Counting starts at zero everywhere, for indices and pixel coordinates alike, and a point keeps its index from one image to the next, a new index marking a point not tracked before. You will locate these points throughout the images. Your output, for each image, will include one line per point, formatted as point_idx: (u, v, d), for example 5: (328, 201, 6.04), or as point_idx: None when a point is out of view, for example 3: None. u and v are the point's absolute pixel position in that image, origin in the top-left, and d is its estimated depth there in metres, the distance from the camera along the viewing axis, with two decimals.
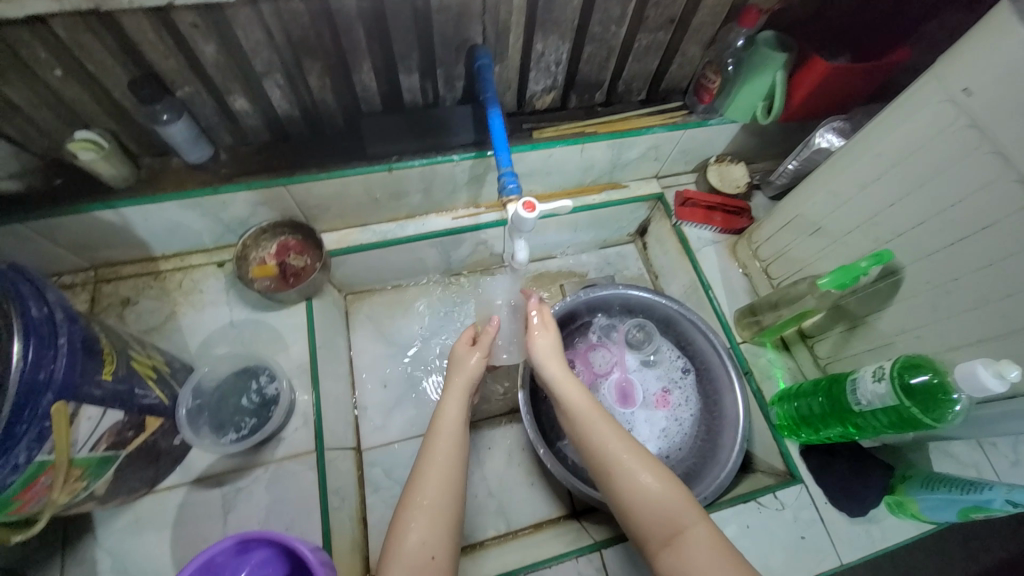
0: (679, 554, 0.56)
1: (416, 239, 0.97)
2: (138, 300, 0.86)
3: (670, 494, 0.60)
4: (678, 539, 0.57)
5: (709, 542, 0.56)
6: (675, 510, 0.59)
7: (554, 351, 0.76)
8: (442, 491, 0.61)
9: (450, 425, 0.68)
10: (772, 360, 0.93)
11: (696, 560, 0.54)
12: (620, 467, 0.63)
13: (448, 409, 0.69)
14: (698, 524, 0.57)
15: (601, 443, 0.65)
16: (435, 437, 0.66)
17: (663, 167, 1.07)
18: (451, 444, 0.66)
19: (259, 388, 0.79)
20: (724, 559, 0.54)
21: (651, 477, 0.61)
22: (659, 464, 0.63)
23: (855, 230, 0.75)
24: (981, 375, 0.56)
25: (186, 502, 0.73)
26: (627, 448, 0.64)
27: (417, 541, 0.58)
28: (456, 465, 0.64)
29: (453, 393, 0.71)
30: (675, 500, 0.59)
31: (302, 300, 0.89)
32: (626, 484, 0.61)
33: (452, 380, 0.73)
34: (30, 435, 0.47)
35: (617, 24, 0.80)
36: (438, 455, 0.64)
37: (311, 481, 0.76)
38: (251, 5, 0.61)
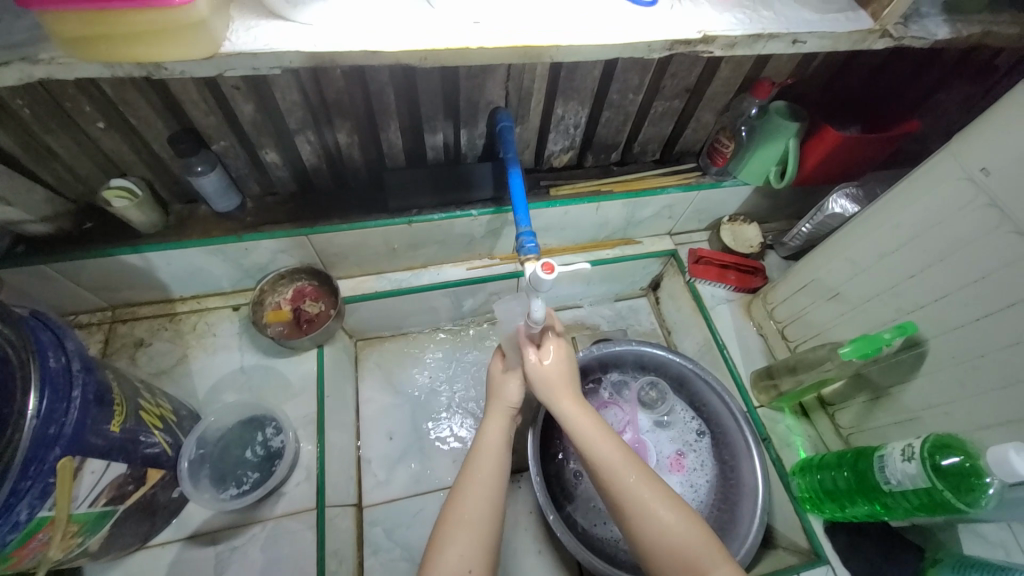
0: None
1: (430, 288, 0.98)
2: (151, 342, 0.86)
3: (689, 535, 0.59)
4: None
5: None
6: (696, 554, 0.57)
7: (566, 380, 0.72)
8: (483, 505, 0.64)
9: (493, 443, 0.70)
10: (790, 427, 0.90)
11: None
12: (636, 503, 0.61)
13: (490, 432, 0.71)
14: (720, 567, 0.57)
15: (617, 474, 0.63)
16: (477, 458, 0.68)
17: (676, 225, 1.09)
18: (493, 463, 0.67)
19: (265, 439, 0.78)
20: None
21: (670, 515, 0.60)
22: (675, 498, 0.62)
23: (874, 298, 0.74)
24: (1013, 460, 0.54)
25: (179, 559, 0.70)
26: (643, 481, 0.63)
27: (457, 555, 0.59)
28: (497, 483, 0.66)
29: (493, 418, 0.72)
30: (695, 542, 0.58)
31: (314, 347, 0.89)
32: (643, 523, 0.60)
33: (496, 403, 0.74)
34: (34, 492, 0.46)
35: (634, 92, 0.83)
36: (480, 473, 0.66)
37: (310, 542, 0.72)
38: (290, 70, 0.65)
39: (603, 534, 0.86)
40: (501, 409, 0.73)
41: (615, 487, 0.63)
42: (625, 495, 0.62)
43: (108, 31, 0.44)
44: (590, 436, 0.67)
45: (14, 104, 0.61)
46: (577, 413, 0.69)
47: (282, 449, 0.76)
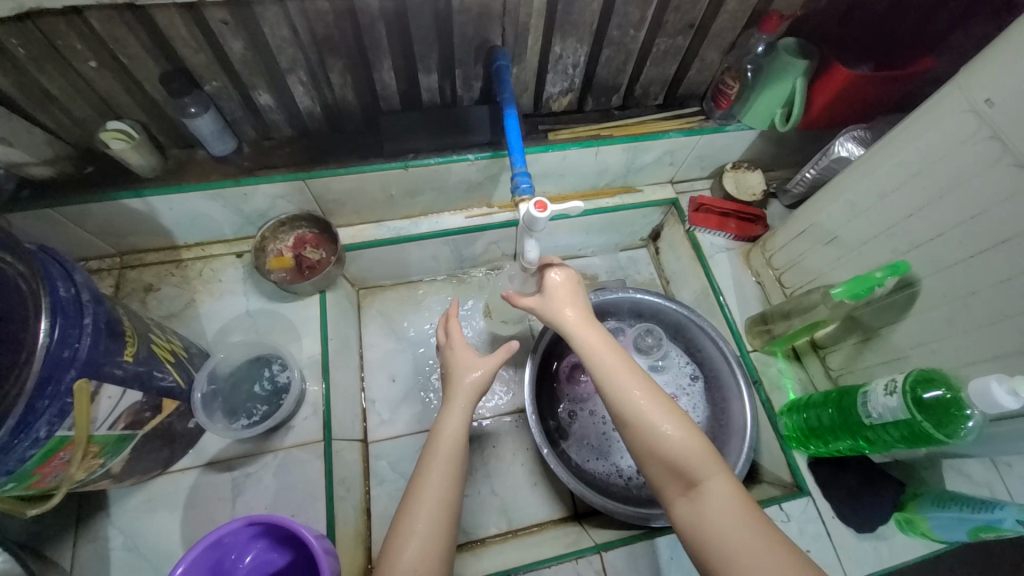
0: (696, 503, 0.55)
1: (429, 236, 0.98)
2: (160, 287, 0.89)
3: (688, 446, 0.57)
4: (696, 490, 0.55)
5: (728, 501, 0.54)
6: (696, 465, 0.56)
7: (569, 299, 0.72)
8: (440, 503, 0.59)
9: (448, 437, 0.65)
10: (781, 370, 0.92)
11: (715, 515, 0.53)
12: (638, 414, 0.60)
13: (449, 420, 0.66)
14: (718, 477, 0.56)
15: (616, 386, 0.62)
16: (434, 451, 0.63)
17: (678, 173, 1.07)
18: (449, 458, 0.62)
19: (271, 376, 0.81)
20: (744, 520, 0.52)
21: (670, 425, 0.58)
22: (676, 410, 0.60)
23: (871, 240, 0.74)
24: (994, 391, 0.54)
25: (197, 484, 0.75)
26: (647, 394, 0.61)
27: (416, 555, 0.55)
28: (452, 474, 0.62)
29: (454, 405, 0.68)
30: (692, 452, 0.57)
31: (317, 293, 0.91)
32: (642, 433, 0.59)
33: (455, 389, 0.70)
34: (52, 410, 0.49)
35: (636, 28, 0.80)
36: (436, 464, 0.62)
37: (318, 470, 0.77)
38: (278, 3, 0.63)
39: (596, 468, 0.91)
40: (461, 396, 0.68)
41: (620, 402, 0.61)
42: (625, 406, 0.60)
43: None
44: (593, 352, 0.65)
45: (8, 43, 0.60)
46: (584, 329, 0.68)
47: (287, 385, 0.80)
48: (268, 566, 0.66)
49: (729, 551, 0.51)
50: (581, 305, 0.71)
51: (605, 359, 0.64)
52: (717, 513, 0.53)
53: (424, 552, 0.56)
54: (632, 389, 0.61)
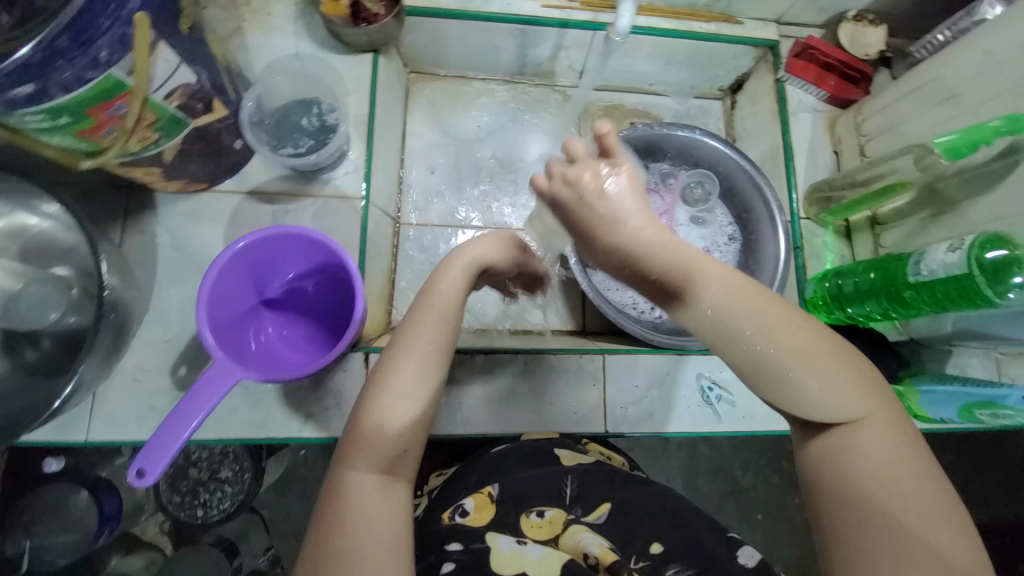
0: (838, 459, 0.41)
1: (497, 18, 0.88)
2: (206, 6, 0.82)
3: (841, 389, 0.42)
4: (843, 431, 0.42)
5: (891, 452, 0.41)
6: (848, 403, 0.42)
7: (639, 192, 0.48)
8: (429, 365, 0.51)
9: (446, 297, 0.55)
10: (827, 243, 0.89)
11: (871, 475, 0.40)
12: (767, 355, 0.43)
13: (448, 277, 0.55)
14: (878, 423, 0.42)
15: (728, 316, 0.44)
16: (426, 310, 0.54)
17: (790, 9, 0.93)
18: (444, 319, 0.54)
19: (320, 114, 0.79)
20: (909, 461, 0.41)
21: (811, 361, 0.42)
22: (822, 337, 0.43)
23: (998, 97, 0.65)
24: None
25: (239, 208, 0.77)
26: (777, 320, 0.43)
27: (398, 432, 0.49)
28: (447, 344, 0.53)
29: (455, 269, 0.56)
30: (845, 399, 0.42)
31: (370, 51, 0.84)
32: (775, 379, 0.43)
33: (460, 250, 0.59)
34: (110, 36, 0.47)
35: None
36: (423, 329, 0.53)
37: (356, 223, 0.79)
38: None
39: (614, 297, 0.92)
40: (467, 256, 0.58)
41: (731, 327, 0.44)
42: (743, 344, 0.43)
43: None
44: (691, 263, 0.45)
45: None
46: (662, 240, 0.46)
47: (335, 126, 0.78)
48: (298, 292, 0.73)
49: (878, 515, 0.39)
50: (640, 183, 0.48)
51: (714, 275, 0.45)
52: (874, 471, 0.40)
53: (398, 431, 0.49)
54: (766, 312, 0.43)
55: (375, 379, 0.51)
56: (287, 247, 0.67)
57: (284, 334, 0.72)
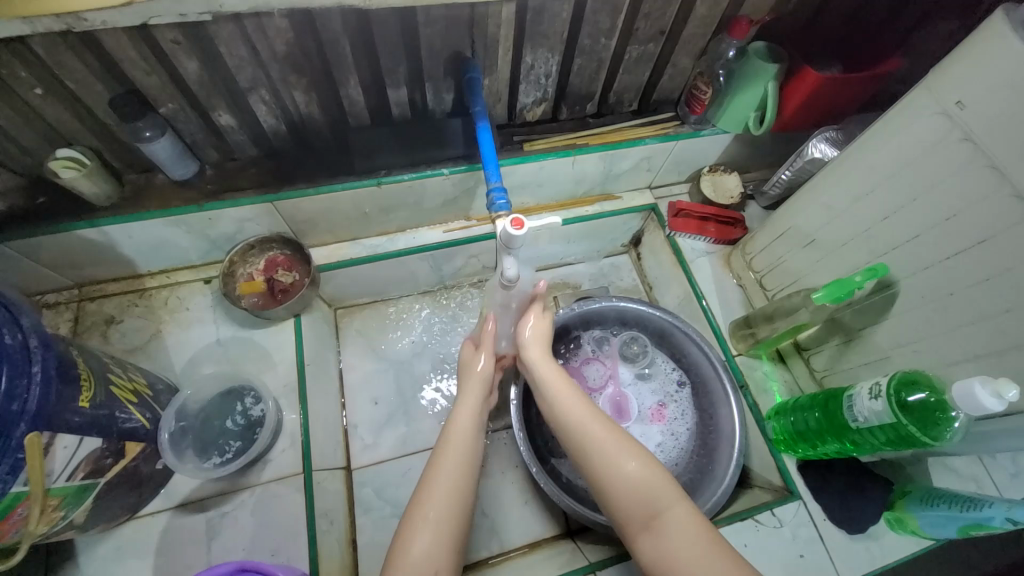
0: (659, 538, 0.55)
1: (406, 252, 0.96)
2: (123, 319, 0.84)
3: (651, 476, 0.58)
4: (657, 522, 0.56)
5: (688, 528, 0.54)
6: (654, 494, 0.57)
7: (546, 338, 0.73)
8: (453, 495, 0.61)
9: (461, 434, 0.66)
10: (767, 373, 0.91)
11: (679, 544, 0.54)
12: (602, 449, 0.61)
13: (461, 415, 0.68)
14: (677, 513, 0.56)
15: (581, 425, 0.63)
16: (445, 449, 0.65)
17: (656, 178, 1.07)
18: (463, 455, 0.64)
19: (245, 409, 0.78)
20: (705, 544, 0.53)
21: (631, 458, 0.60)
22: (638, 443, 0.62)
23: (849, 242, 0.74)
24: (978, 394, 0.53)
25: (169, 527, 0.71)
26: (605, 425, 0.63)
27: (424, 553, 0.57)
28: (466, 475, 0.63)
29: (466, 401, 0.69)
30: (654, 485, 0.58)
31: (291, 317, 0.87)
32: (606, 470, 0.60)
33: (467, 385, 0.72)
34: (2, 469, 0.46)
35: (606, 37, 0.80)
36: (446, 466, 0.63)
37: (299, 504, 0.74)
38: (233, 21, 0.61)
39: (587, 485, 0.89)
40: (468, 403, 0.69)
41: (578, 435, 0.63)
42: (586, 441, 0.62)
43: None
44: (552, 389, 0.67)
45: None
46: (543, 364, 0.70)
47: (262, 418, 0.77)
48: None
49: None
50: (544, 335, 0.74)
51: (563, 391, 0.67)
52: (680, 545, 0.54)
53: (431, 550, 0.57)
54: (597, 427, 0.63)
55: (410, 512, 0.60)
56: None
57: None
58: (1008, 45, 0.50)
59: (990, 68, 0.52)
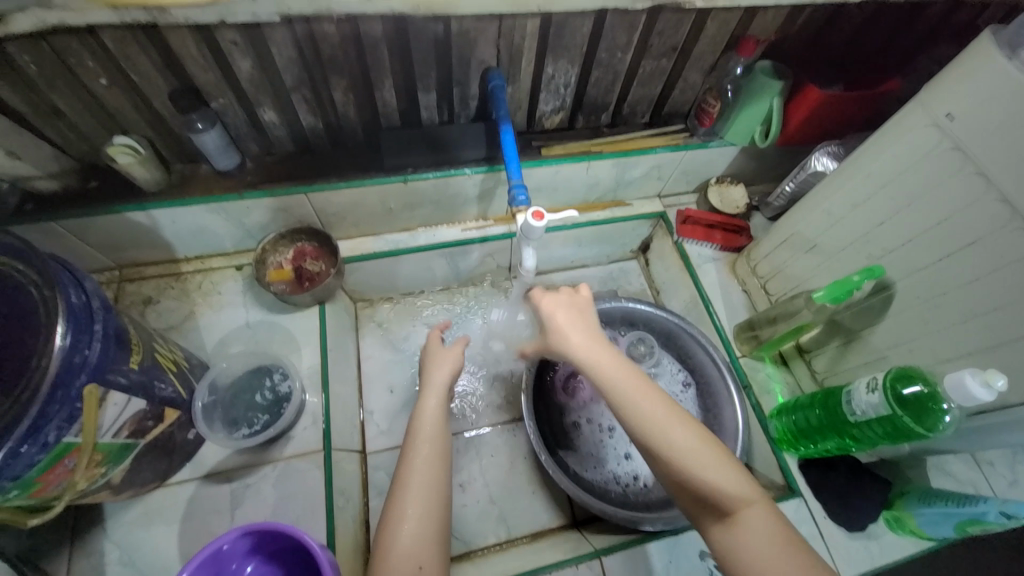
0: (735, 535, 0.53)
1: (426, 248, 1.01)
2: (159, 300, 0.89)
3: (724, 476, 0.55)
4: (735, 519, 0.53)
5: (768, 530, 0.52)
6: (729, 494, 0.54)
7: (577, 322, 0.68)
8: (427, 487, 0.62)
9: (429, 425, 0.68)
10: (770, 375, 0.95)
11: (754, 545, 0.51)
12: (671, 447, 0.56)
13: (425, 410, 0.70)
14: (756, 510, 0.53)
15: (640, 415, 0.58)
16: (415, 438, 0.67)
17: (665, 187, 1.12)
18: (433, 444, 0.66)
19: (273, 386, 0.82)
20: (781, 546, 0.51)
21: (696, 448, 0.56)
22: (710, 437, 0.58)
23: (848, 247, 0.78)
24: (968, 384, 0.56)
25: (195, 496, 0.75)
26: (670, 415, 0.58)
27: (407, 545, 0.56)
28: (439, 472, 0.63)
29: (429, 395, 0.72)
30: (724, 483, 0.54)
31: (315, 303, 0.92)
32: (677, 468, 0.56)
33: (431, 380, 0.75)
34: (61, 415, 0.50)
35: (622, 51, 0.86)
36: (419, 459, 0.64)
37: (318, 480, 0.77)
38: (286, 26, 0.67)
39: (594, 477, 0.92)
40: (435, 387, 0.73)
41: (640, 427, 0.58)
42: (656, 439, 0.57)
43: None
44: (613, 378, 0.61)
45: (22, 60, 0.62)
46: (596, 351, 0.64)
47: (288, 395, 0.80)
48: None
49: None
50: (586, 324, 0.68)
51: (629, 384, 0.61)
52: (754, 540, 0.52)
53: (418, 541, 0.57)
54: (665, 422, 0.57)
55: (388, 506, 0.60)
56: (258, 543, 0.63)
57: None
58: (997, 60, 0.55)
59: (978, 84, 0.56)
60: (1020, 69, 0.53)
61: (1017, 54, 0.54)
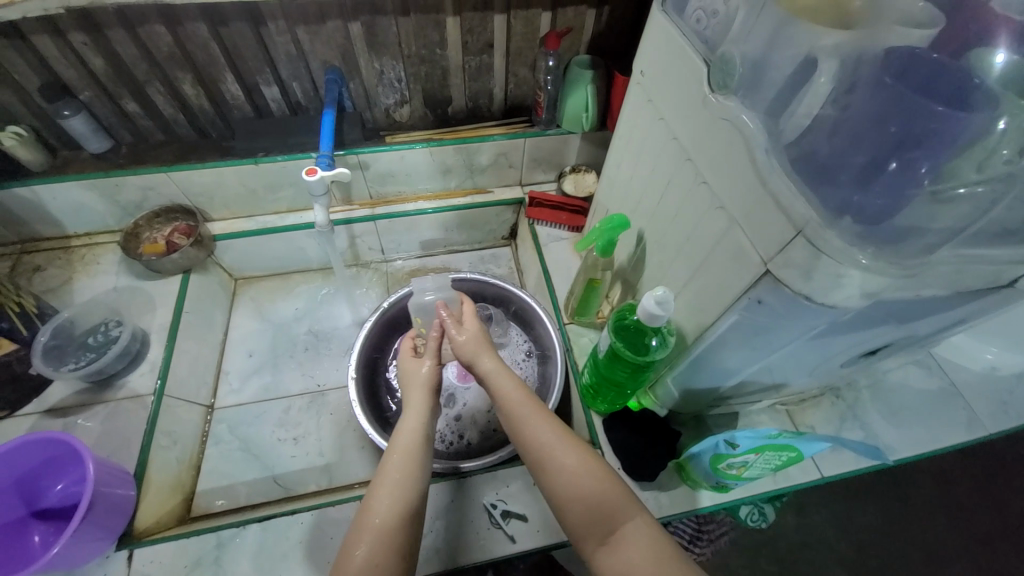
0: (614, 554, 0.57)
1: (290, 228, 1.12)
2: (47, 268, 1.03)
3: (606, 490, 0.61)
4: (613, 536, 0.58)
5: (643, 540, 0.57)
6: (612, 507, 0.59)
7: (484, 346, 0.73)
8: (398, 497, 0.61)
9: (407, 438, 0.67)
10: (592, 340, 0.99)
11: (632, 555, 0.56)
12: (560, 466, 0.62)
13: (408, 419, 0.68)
14: (637, 522, 0.58)
15: (533, 438, 0.65)
16: (395, 450, 0.65)
17: (522, 176, 1.21)
18: (407, 457, 0.64)
19: (105, 330, 0.93)
20: (658, 552, 0.55)
21: (581, 468, 0.62)
22: (598, 459, 0.64)
23: (620, 207, 0.84)
24: (645, 302, 0.61)
25: (33, 427, 0.85)
26: (555, 431, 0.65)
27: (368, 556, 0.56)
28: (415, 482, 0.63)
29: (413, 404, 0.70)
30: (612, 498, 0.60)
31: (180, 273, 1.04)
32: (564, 485, 0.61)
33: (411, 388, 0.72)
34: None
35: (441, 48, 0.98)
36: (391, 470, 0.63)
37: (142, 418, 0.86)
38: (124, 28, 0.83)
39: None
40: (419, 389, 0.71)
41: (534, 447, 0.64)
42: (543, 454, 0.64)
43: None
44: (512, 403, 0.67)
45: None
46: (501, 379, 0.69)
47: (116, 336, 0.91)
48: (75, 497, 0.76)
49: None
50: (491, 348, 0.73)
51: (526, 410, 0.67)
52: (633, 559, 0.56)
53: (377, 557, 0.57)
54: (560, 444, 0.64)
55: (363, 517, 0.61)
56: (57, 457, 0.74)
57: (51, 539, 0.75)
58: (659, 15, 0.63)
59: (654, 39, 0.65)
60: (670, 19, 0.61)
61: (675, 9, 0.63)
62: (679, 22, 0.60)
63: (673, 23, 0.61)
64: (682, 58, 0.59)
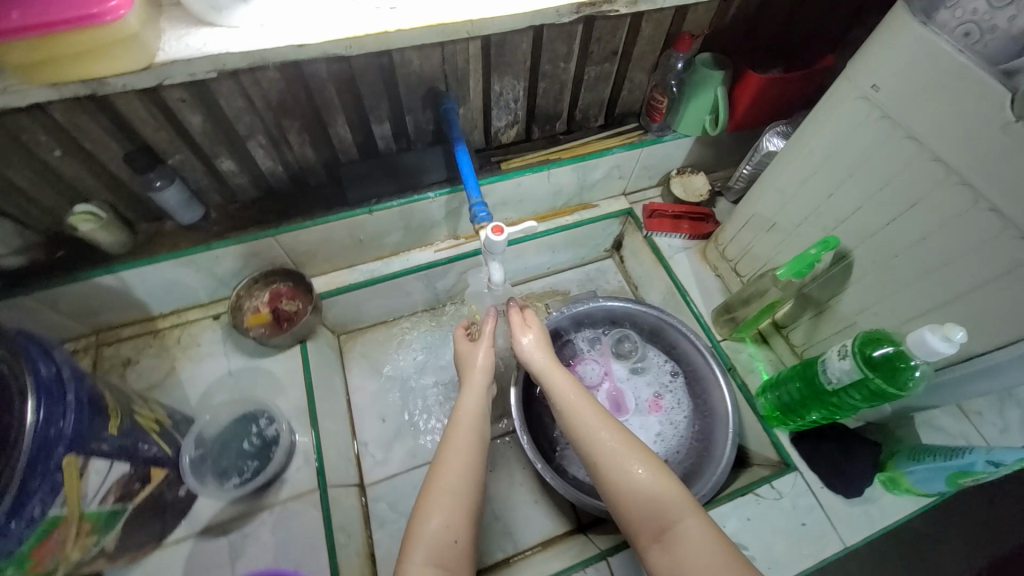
0: (669, 550, 0.57)
1: (400, 274, 1.02)
2: (139, 360, 0.89)
3: (667, 491, 0.60)
4: (667, 533, 0.58)
5: (699, 541, 0.56)
6: (669, 506, 0.59)
7: (545, 343, 0.75)
8: (467, 478, 0.62)
9: (467, 426, 0.67)
10: (752, 354, 0.97)
11: (689, 552, 0.56)
12: (616, 461, 0.62)
13: (464, 406, 0.69)
14: (694, 522, 0.58)
15: (593, 434, 0.64)
16: (455, 438, 0.66)
17: (629, 185, 1.14)
18: (471, 447, 0.65)
19: (259, 431, 0.83)
20: (716, 551, 0.55)
21: (646, 472, 0.61)
22: (655, 460, 0.63)
23: (804, 221, 0.80)
24: (929, 340, 0.58)
25: (193, 553, 0.74)
26: (615, 431, 0.65)
27: (438, 529, 0.58)
28: (476, 467, 0.64)
29: (471, 388, 0.70)
30: (665, 496, 0.60)
31: (296, 343, 0.92)
32: (620, 480, 0.61)
33: (470, 377, 0.73)
34: (44, 489, 0.50)
35: (565, 61, 0.88)
36: (453, 456, 0.64)
37: (316, 519, 0.77)
38: (231, 78, 0.69)
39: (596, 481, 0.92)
40: (476, 373, 0.71)
41: (591, 444, 0.64)
42: (601, 451, 0.63)
43: (62, 52, 0.50)
44: (569, 398, 0.68)
45: None
46: (560, 377, 0.70)
47: (276, 437, 0.82)
48: None
49: None
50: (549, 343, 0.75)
51: (583, 406, 0.67)
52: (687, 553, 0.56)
53: (444, 529, 0.59)
54: (618, 442, 0.63)
55: (421, 502, 0.61)
56: None
57: None
58: (909, 28, 0.57)
59: (897, 54, 0.59)
60: (931, 32, 0.55)
61: (929, 19, 0.57)
62: (947, 38, 0.54)
63: (938, 39, 0.55)
64: (961, 80, 0.54)
